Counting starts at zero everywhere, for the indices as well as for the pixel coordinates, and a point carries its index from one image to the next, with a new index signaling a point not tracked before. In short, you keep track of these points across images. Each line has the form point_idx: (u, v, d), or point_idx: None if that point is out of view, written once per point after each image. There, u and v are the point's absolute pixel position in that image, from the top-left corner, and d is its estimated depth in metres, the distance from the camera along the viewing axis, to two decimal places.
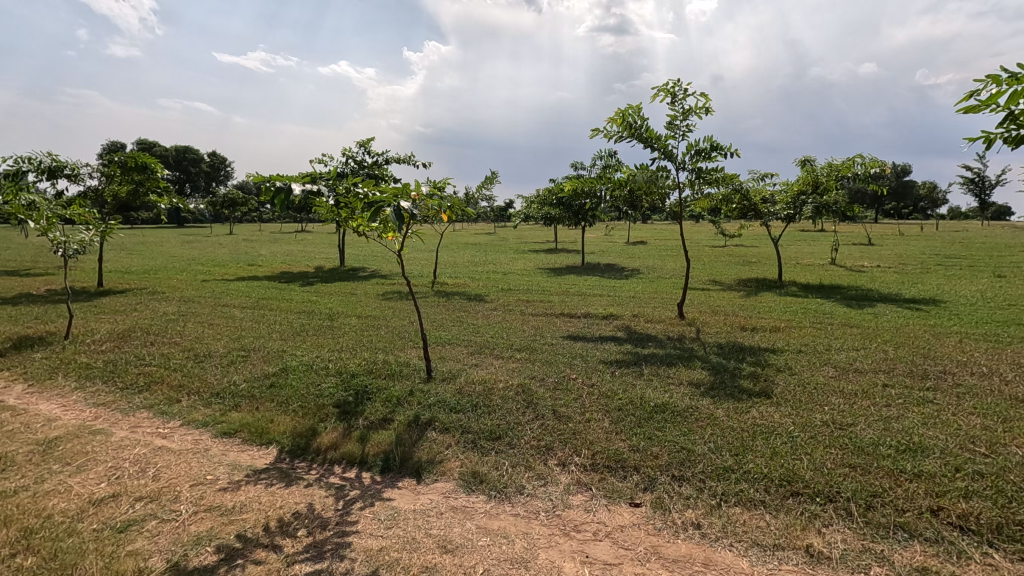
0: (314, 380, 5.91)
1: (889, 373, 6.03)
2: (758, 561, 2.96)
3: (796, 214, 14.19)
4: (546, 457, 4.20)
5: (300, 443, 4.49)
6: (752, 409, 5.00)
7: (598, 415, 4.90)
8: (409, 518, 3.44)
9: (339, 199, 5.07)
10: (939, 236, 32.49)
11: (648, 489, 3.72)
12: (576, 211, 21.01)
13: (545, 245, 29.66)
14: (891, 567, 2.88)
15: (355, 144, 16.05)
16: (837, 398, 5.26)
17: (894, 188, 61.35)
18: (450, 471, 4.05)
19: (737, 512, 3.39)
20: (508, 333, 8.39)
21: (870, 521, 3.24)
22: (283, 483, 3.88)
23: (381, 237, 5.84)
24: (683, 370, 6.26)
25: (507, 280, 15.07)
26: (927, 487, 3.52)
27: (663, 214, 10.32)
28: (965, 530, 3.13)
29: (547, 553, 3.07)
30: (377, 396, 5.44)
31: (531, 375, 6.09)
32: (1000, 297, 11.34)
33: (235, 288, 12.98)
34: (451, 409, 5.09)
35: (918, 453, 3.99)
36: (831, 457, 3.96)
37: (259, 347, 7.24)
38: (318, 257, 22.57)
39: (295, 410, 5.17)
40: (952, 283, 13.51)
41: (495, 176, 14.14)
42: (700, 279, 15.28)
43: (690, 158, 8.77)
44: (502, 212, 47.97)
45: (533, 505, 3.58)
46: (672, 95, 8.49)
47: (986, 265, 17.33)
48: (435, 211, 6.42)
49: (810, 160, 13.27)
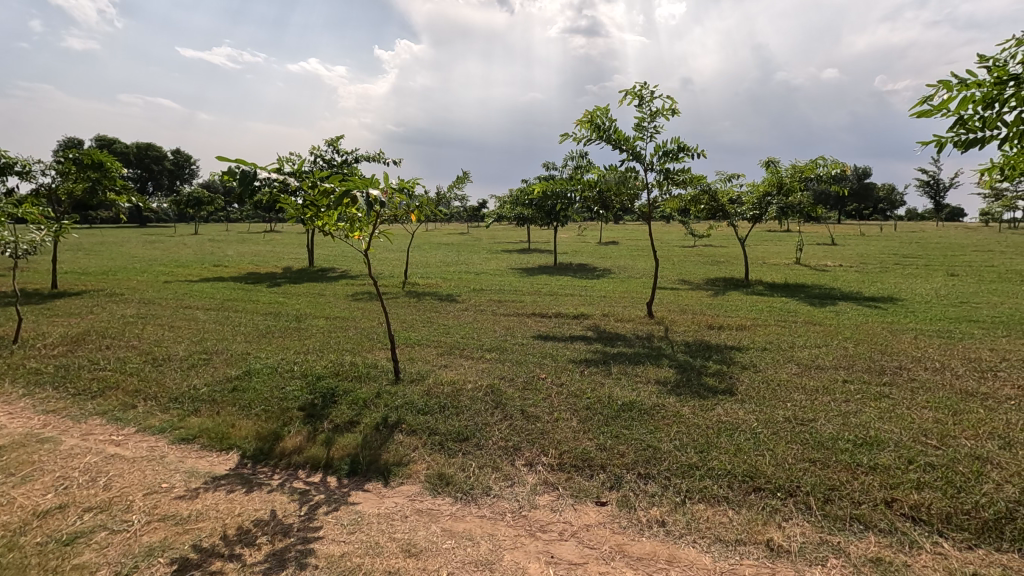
0: (278, 383, 5.76)
1: (849, 370, 6.20)
2: (720, 557, 3.00)
3: (762, 214, 14.52)
4: (513, 457, 4.19)
5: (263, 448, 4.38)
6: (717, 406, 5.08)
7: (566, 415, 4.91)
8: (373, 522, 3.38)
9: (305, 197, 4.91)
10: (897, 237, 33.53)
11: (614, 488, 3.73)
12: (548, 211, 21.24)
13: (518, 245, 29.85)
14: (847, 558, 2.95)
15: (323, 143, 15.84)
16: (800, 394, 5.36)
17: (855, 189, 63.22)
18: (416, 474, 4.01)
19: (701, 508, 3.43)
20: (479, 333, 8.37)
21: (827, 514, 3.32)
22: (244, 490, 3.78)
23: (348, 237, 5.75)
24: (651, 369, 6.32)
25: (478, 280, 15.02)
26: (883, 480, 3.62)
27: (633, 215, 10.42)
28: (917, 521, 3.23)
29: (512, 554, 3.06)
30: (343, 399, 5.34)
31: (500, 375, 6.08)
32: (952, 295, 11.78)
33: (199, 289, 12.69)
34: (418, 411, 5.04)
35: (874, 446, 4.11)
36: (792, 452, 4.05)
37: (222, 350, 7.05)
38: (285, 257, 22.19)
39: (258, 414, 5.04)
40: (909, 282, 13.98)
41: (466, 176, 14.06)
42: (670, 279, 15.50)
43: (658, 159, 8.89)
44: (475, 212, 47.89)
45: (499, 506, 3.57)
46: (640, 98, 8.61)
47: (940, 265, 17.94)
48: (404, 211, 6.26)
49: (773, 161, 13.62)
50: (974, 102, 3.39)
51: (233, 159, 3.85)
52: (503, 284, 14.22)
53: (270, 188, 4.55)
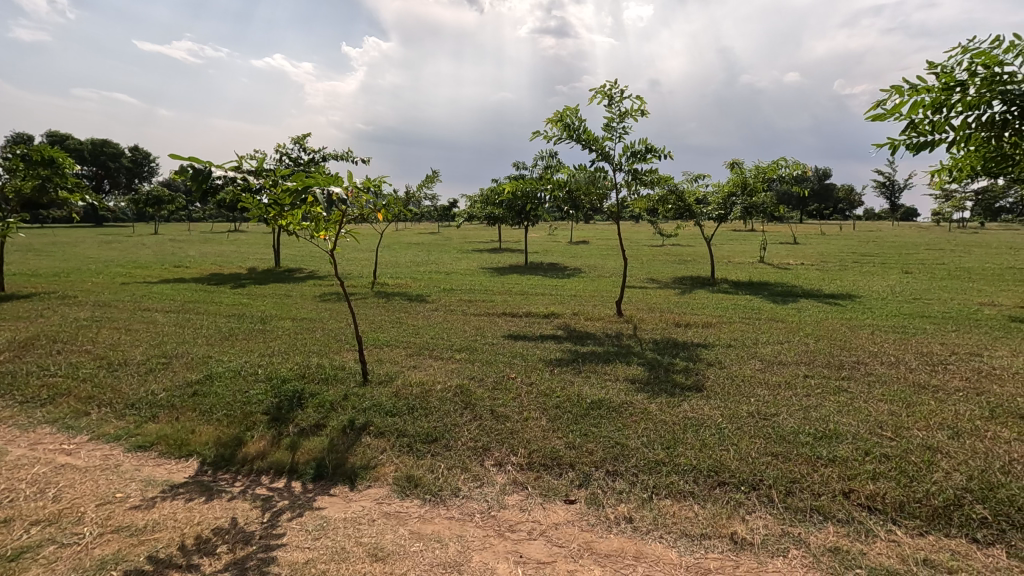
0: (241, 387, 5.61)
1: (810, 365, 6.38)
2: (686, 551, 3.04)
3: (727, 213, 14.86)
4: (482, 458, 4.17)
5: (224, 454, 4.25)
6: (683, 402, 5.17)
7: (535, 414, 4.92)
8: (339, 527, 3.31)
9: (269, 195, 4.77)
10: (856, 236, 34.73)
11: (582, 486, 3.75)
12: (519, 211, 21.29)
13: (489, 245, 29.82)
14: (807, 548, 3.03)
15: (289, 141, 15.59)
16: (762, 390, 5.50)
17: (816, 190, 65.24)
18: (384, 477, 3.95)
19: (667, 504, 3.48)
20: (448, 333, 8.32)
21: (788, 506, 3.41)
22: (204, 498, 3.66)
23: (313, 236, 5.61)
24: (620, 367, 6.38)
25: (449, 280, 14.93)
26: (841, 471, 3.74)
27: (602, 215, 10.51)
28: (873, 510, 3.34)
29: (480, 556, 3.04)
30: (309, 401, 5.23)
31: (470, 375, 6.06)
32: (906, 292, 12.27)
33: (158, 291, 12.27)
34: (386, 413, 4.97)
35: (833, 439, 4.24)
36: (755, 447, 4.14)
37: (182, 353, 6.83)
38: (250, 257, 21.68)
39: (220, 418, 4.90)
40: (866, 280, 14.48)
41: (436, 174, 13.95)
42: (638, 278, 15.71)
43: (626, 159, 8.99)
44: (446, 212, 47.59)
45: (468, 507, 3.55)
46: (609, 97, 8.69)
47: (895, 263, 18.65)
48: (371, 211, 6.15)
49: (738, 163, 13.98)
50: (924, 106, 3.56)
51: (185, 158, 3.70)
52: (474, 284, 14.17)
53: (229, 184, 4.39)
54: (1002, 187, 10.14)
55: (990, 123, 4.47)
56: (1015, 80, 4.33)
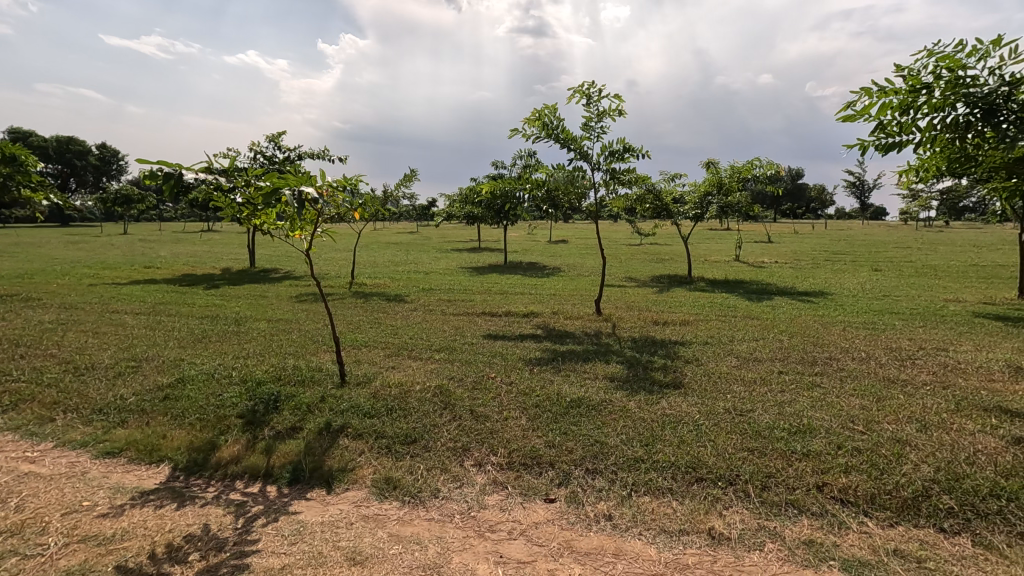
0: (215, 390, 5.48)
1: (784, 362, 6.50)
2: (665, 547, 3.07)
3: (703, 213, 15.07)
4: (462, 458, 4.15)
5: (197, 459, 4.15)
6: (662, 399, 5.21)
7: (515, 413, 4.91)
8: (316, 531, 3.26)
9: (242, 194, 4.67)
10: (828, 234, 35.52)
11: (562, 484, 3.76)
12: (498, 210, 21.26)
13: (468, 244, 29.72)
14: (782, 542, 3.08)
15: (263, 139, 15.33)
16: (738, 386, 5.59)
17: (790, 189, 66.59)
18: (362, 479, 3.90)
19: (646, 501, 3.50)
20: (427, 333, 8.27)
21: (764, 501, 3.46)
22: (176, 504, 3.57)
23: (289, 235, 5.52)
24: (600, 365, 6.42)
25: (428, 279, 14.84)
26: (815, 465, 3.81)
27: (581, 214, 10.56)
28: (845, 503, 3.42)
29: (460, 557, 3.02)
30: (285, 404, 5.14)
31: (449, 375, 6.03)
32: (875, 289, 12.61)
33: (127, 292, 11.93)
34: (364, 415, 4.91)
35: (807, 434, 4.32)
36: (732, 442, 4.20)
37: (153, 356, 6.65)
38: (223, 257, 21.26)
39: (192, 423, 4.78)
40: (838, 277, 14.82)
41: (414, 173, 13.84)
42: (617, 276, 15.82)
43: (604, 159, 9.04)
44: (424, 211, 47.29)
45: (448, 508, 3.52)
46: (587, 97, 8.73)
47: (865, 260, 19.13)
48: (348, 209, 6.08)
49: (713, 163, 14.18)
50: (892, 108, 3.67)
51: (153, 162, 3.61)
52: (453, 284, 14.12)
53: (200, 183, 4.28)
54: (966, 187, 10.49)
55: (955, 125, 4.63)
56: (978, 83, 4.49)
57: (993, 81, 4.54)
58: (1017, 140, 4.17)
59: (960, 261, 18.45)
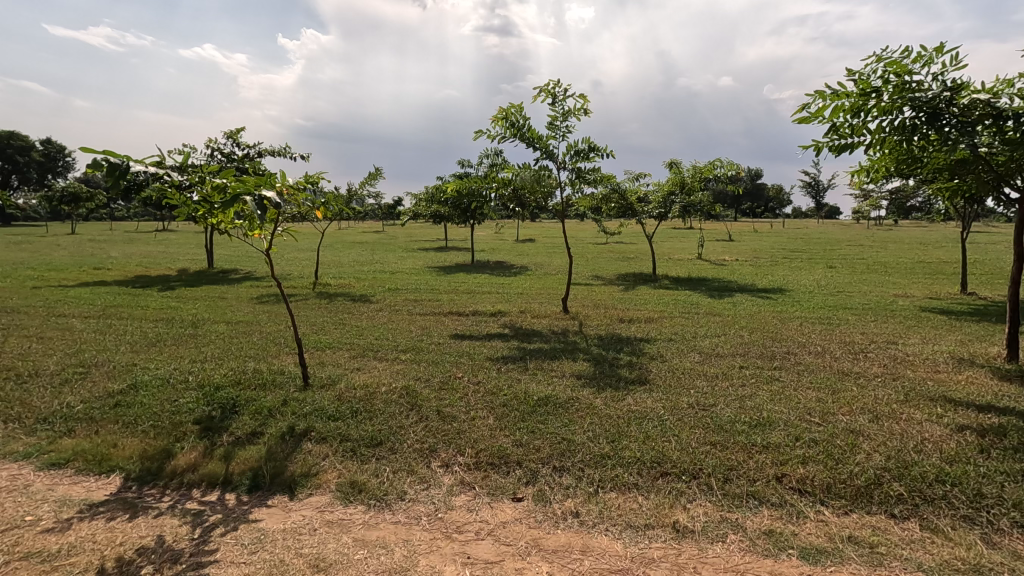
0: (170, 396, 5.27)
1: (745, 357, 6.68)
2: (631, 542, 3.10)
3: (666, 212, 15.34)
4: (429, 459, 4.11)
5: (151, 468, 3.99)
6: (628, 396, 5.29)
7: (482, 413, 4.89)
8: (278, 539, 3.17)
9: (198, 192, 4.50)
10: (786, 233, 36.66)
11: (530, 483, 3.77)
12: (465, 209, 21.17)
13: (434, 244, 29.52)
14: (744, 533, 3.15)
15: (221, 135, 14.87)
16: (702, 381, 5.71)
17: (749, 189, 68.51)
18: (326, 484, 3.81)
19: (613, 497, 3.54)
20: (394, 333, 8.16)
21: (726, 493, 3.54)
22: (128, 516, 3.41)
23: (248, 234, 5.36)
24: (567, 363, 6.47)
25: (394, 279, 14.67)
26: (774, 457, 3.92)
27: (547, 214, 10.61)
28: (803, 492, 3.52)
29: (427, 559, 2.99)
30: (244, 408, 4.99)
31: (416, 376, 5.96)
32: (830, 285, 13.09)
33: (75, 295, 11.38)
34: (328, 418, 4.81)
35: (767, 427, 4.44)
36: (695, 436, 4.28)
37: (103, 361, 6.36)
38: (180, 258, 20.56)
39: (145, 430, 4.59)
40: (795, 275, 15.32)
41: (378, 171, 13.65)
42: (584, 275, 15.97)
43: (570, 158, 9.11)
44: (390, 209, 46.71)
45: (415, 510, 3.48)
46: (552, 96, 8.77)
47: (821, 258, 19.80)
48: (309, 208, 5.94)
49: (675, 163, 14.47)
50: None
51: (99, 151, 3.40)
52: (420, 283, 13.98)
53: (151, 180, 4.10)
54: (912, 187, 10.99)
55: (902, 128, 4.85)
56: (923, 88, 4.71)
57: (936, 87, 4.79)
58: (959, 143, 4.41)
59: (907, 258, 19.34)
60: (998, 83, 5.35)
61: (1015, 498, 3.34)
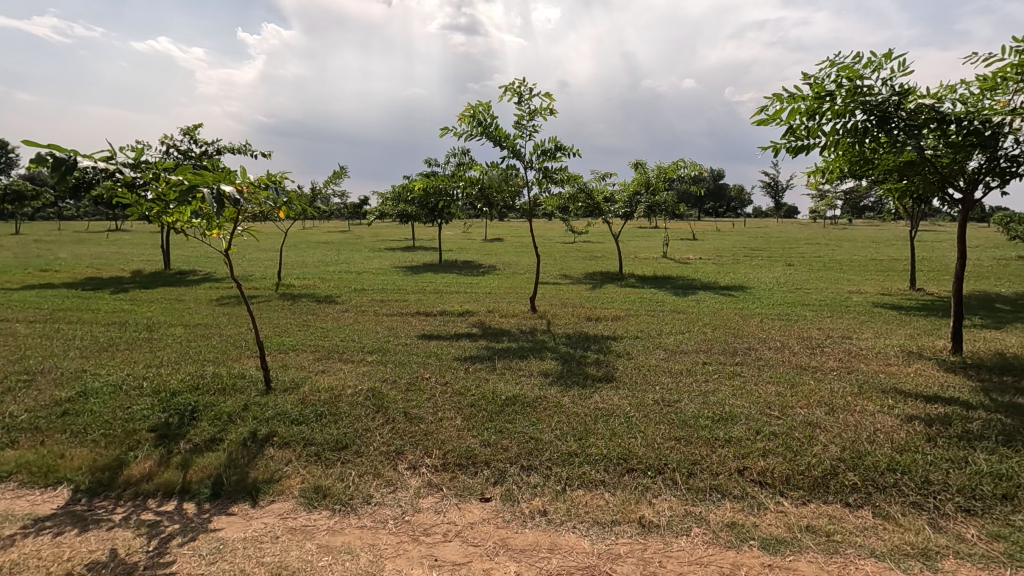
0: (122, 403, 5.05)
1: (708, 353, 6.84)
2: (598, 539, 3.13)
3: (632, 211, 15.56)
4: (396, 462, 4.05)
5: (103, 479, 3.82)
6: (595, 393, 5.34)
7: (450, 414, 4.86)
8: (238, 548, 3.08)
9: (153, 191, 4.34)
10: (746, 231, 37.65)
11: (498, 482, 3.76)
12: (432, 208, 21.02)
13: (401, 243, 29.20)
14: (707, 525, 3.22)
15: (178, 132, 14.37)
16: (667, 377, 5.82)
17: (712, 189, 70.13)
18: (289, 490, 3.72)
19: (580, 494, 3.56)
20: (360, 334, 8.04)
21: (690, 487, 3.61)
22: (78, 529, 3.26)
23: (206, 234, 5.19)
24: (535, 362, 6.48)
25: (360, 280, 14.46)
26: (736, 451, 4.02)
27: (515, 213, 10.62)
28: (764, 485, 3.62)
29: (393, 563, 2.95)
30: (203, 414, 4.82)
31: (382, 378, 5.88)
32: (788, 282, 13.51)
33: (19, 299, 10.81)
34: (292, 422, 4.70)
35: (729, 421, 4.55)
36: (660, 432, 4.36)
37: (50, 368, 6.06)
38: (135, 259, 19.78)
39: (97, 440, 4.39)
40: (756, 272, 15.76)
41: (344, 169, 13.43)
42: (551, 274, 16.06)
43: (537, 158, 9.15)
44: (357, 210, 45.99)
45: (381, 514, 3.43)
46: (519, 95, 8.79)
47: (780, 256, 20.42)
48: (270, 208, 5.79)
49: (640, 163, 14.69)
50: None
51: (44, 146, 3.23)
52: (387, 283, 13.82)
53: (102, 178, 3.92)
54: (865, 188, 11.41)
55: (854, 130, 5.04)
56: (873, 92, 4.92)
57: (885, 92, 5.00)
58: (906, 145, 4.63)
59: (860, 256, 20.12)
60: (941, 89, 5.62)
61: (959, 484, 3.51)
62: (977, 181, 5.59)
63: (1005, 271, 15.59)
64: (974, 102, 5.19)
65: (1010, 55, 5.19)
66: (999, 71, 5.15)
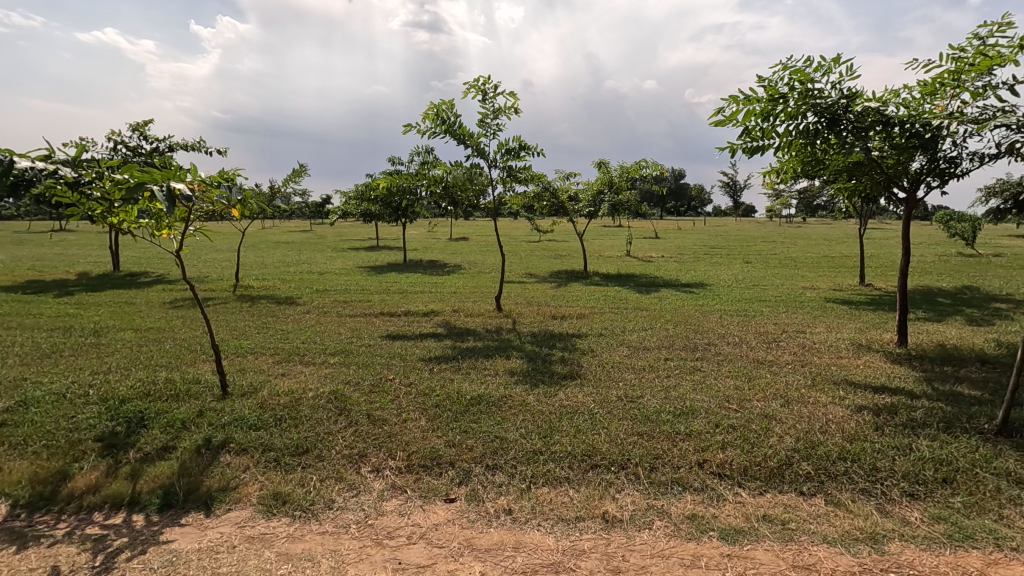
0: (66, 412, 4.80)
1: (669, 349, 6.97)
2: (562, 535, 3.14)
3: (596, 211, 15.73)
4: (358, 465, 3.98)
5: (44, 493, 3.62)
6: (559, 391, 5.36)
7: (414, 415, 4.80)
8: (192, 559, 2.97)
9: (96, 189, 4.13)
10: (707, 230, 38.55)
11: (462, 483, 3.74)
12: (397, 207, 20.73)
13: (365, 243, 28.73)
14: (668, 518, 3.28)
15: (127, 127, 13.75)
16: (630, 373, 5.91)
17: (674, 189, 71.57)
18: (246, 497, 3.61)
19: (544, 492, 3.58)
20: (322, 336, 7.87)
21: (652, 481, 3.67)
22: (17, 547, 3.08)
23: (155, 234, 4.97)
24: (500, 361, 6.48)
25: (323, 280, 14.17)
26: (696, 444, 4.11)
27: (480, 211, 10.58)
28: (723, 476, 3.72)
29: (356, 568, 2.90)
30: (154, 422, 4.63)
31: (345, 380, 5.77)
32: (746, 279, 13.90)
33: None
34: (250, 427, 4.56)
35: (689, 415, 4.65)
36: (624, 428, 4.41)
37: None
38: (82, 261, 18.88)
39: (38, 451, 4.16)
40: (716, 270, 16.15)
41: (304, 167, 13.13)
42: (517, 273, 16.10)
43: (501, 157, 9.15)
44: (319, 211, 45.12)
45: (343, 519, 3.36)
46: (483, 93, 8.77)
47: (739, 254, 20.99)
48: (224, 207, 5.59)
49: (604, 163, 14.88)
50: None
51: None
52: (350, 284, 13.58)
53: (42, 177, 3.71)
54: (817, 187, 11.85)
55: (806, 132, 5.22)
56: (823, 95, 5.11)
57: (834, 95, 5.20)
58: None
59: (814, 253, 20.85)
60: (886, 93, 5.89)
61: (904, 470, 3.68)
62: (918, 181, 5.87)
63: (946, 266, 16.46)
64: (916, 106, 5.45)
65: (947, 61, 5.47)
66: (938, 77, 5.43)
